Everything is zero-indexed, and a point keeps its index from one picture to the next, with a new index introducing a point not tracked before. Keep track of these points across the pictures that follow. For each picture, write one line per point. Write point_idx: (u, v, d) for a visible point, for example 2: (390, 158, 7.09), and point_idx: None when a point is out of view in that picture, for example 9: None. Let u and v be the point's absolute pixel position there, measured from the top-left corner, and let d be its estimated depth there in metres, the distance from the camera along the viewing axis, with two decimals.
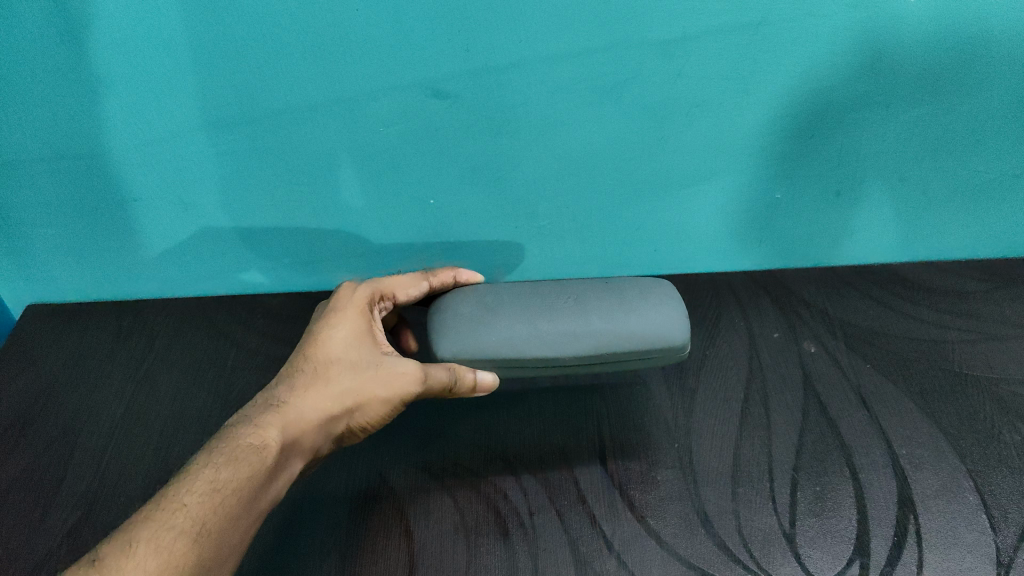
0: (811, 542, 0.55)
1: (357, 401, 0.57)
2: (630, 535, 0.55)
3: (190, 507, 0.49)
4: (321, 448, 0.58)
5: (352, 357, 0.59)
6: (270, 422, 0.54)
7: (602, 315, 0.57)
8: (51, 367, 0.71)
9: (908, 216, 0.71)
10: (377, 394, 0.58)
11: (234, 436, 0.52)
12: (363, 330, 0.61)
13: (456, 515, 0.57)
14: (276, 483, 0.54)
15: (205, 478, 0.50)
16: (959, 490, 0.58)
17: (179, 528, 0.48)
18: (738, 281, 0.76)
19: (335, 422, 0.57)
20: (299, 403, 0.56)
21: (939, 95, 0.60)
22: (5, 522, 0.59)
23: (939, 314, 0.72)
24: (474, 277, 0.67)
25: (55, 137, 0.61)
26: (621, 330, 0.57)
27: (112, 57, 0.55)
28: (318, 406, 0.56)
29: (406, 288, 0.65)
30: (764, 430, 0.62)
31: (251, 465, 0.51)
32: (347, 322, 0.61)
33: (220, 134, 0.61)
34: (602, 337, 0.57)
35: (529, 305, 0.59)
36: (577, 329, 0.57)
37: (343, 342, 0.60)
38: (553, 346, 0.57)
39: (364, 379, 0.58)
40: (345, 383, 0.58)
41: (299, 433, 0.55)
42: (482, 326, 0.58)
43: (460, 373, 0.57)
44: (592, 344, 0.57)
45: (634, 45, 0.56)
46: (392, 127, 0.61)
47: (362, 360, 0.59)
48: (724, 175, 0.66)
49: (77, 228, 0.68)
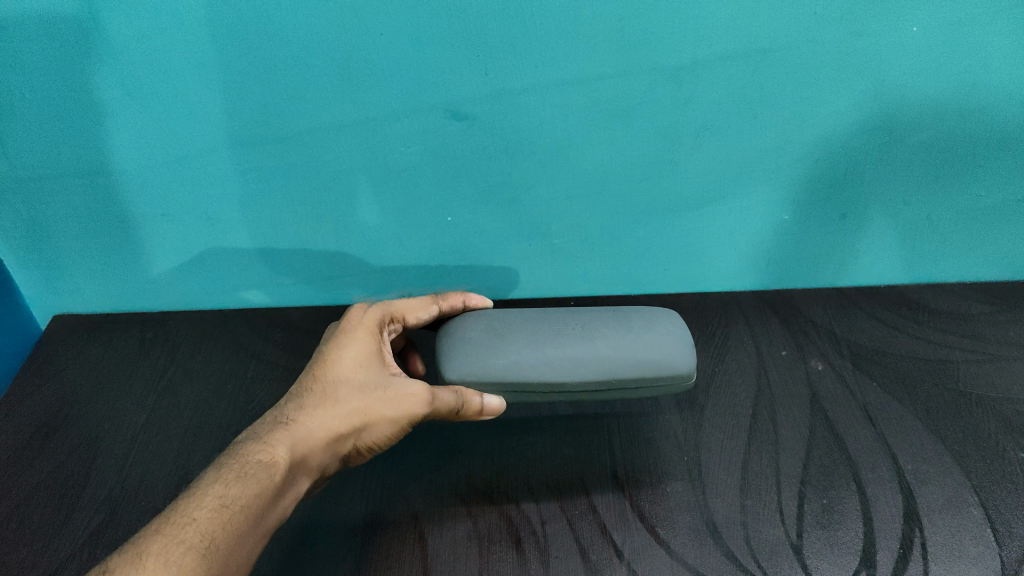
0: (817, 553, 0.55)
1: (365, 421, 0.58)
2: (640, 545, 0.56)
3: (199, 521, 0.49)
4: (329, 467, 0.58)
5: (361, 378, 0.59)
6: (279, 439, 0.55)
7: (611, 342, 0.59)
8: (76, 376, 0.73)
9: (911, 241, 0.72)
10: (385, 414, 0.58)
11: (244, 453, 0.53)
12: (373, 351, 0.61)
13: (469, 523, 0.58)
14: (284, 502, 0.54)
15: (214, 493, 0.51)
16: (963, 505, 0.58)
17: (188, 543, 0.48)
18: (746, 300, 0.78)
19: (342, 442, 0.58)
20: (307, 422, 0.56)
21: (945, 120, 0.62)
22: (28, 525, 0.60)
23: (944, 336, 0.73)
24: (484, 302, 0.69)
25: (88, 152, 0.63)
26: (629, 358, 0.58)
27: (144, 75, 0.58)
28: (326, 425, 0.57)
29: (416, 311, 0.66)
30: (772, 445, 0.63)
31: (259, 481, 0.51)
32: (356, 343, 0.61)
33: (246, 152, 0.64)
34: (611, 365, 0.58)
35: (538, 332, 0.60)
36: (585, 356, 0.58)
37: (353, 363, 0.60)
38: (560, 371, 0.58)
39: (373, 400, 0.58)
40: (353, 403, 0.58)
41: (306, 451, 0.55)
42: (491, 350, 0.59)
43: (468, 397, 0.57)
44: (600, 372, 0.58)
45: (646, 69, 0.58)
46: (412, 146, 0.63)
47: (370, 381, 0.59)
48: (732, 198, 0.68)
49: (104, 242, 0.71)
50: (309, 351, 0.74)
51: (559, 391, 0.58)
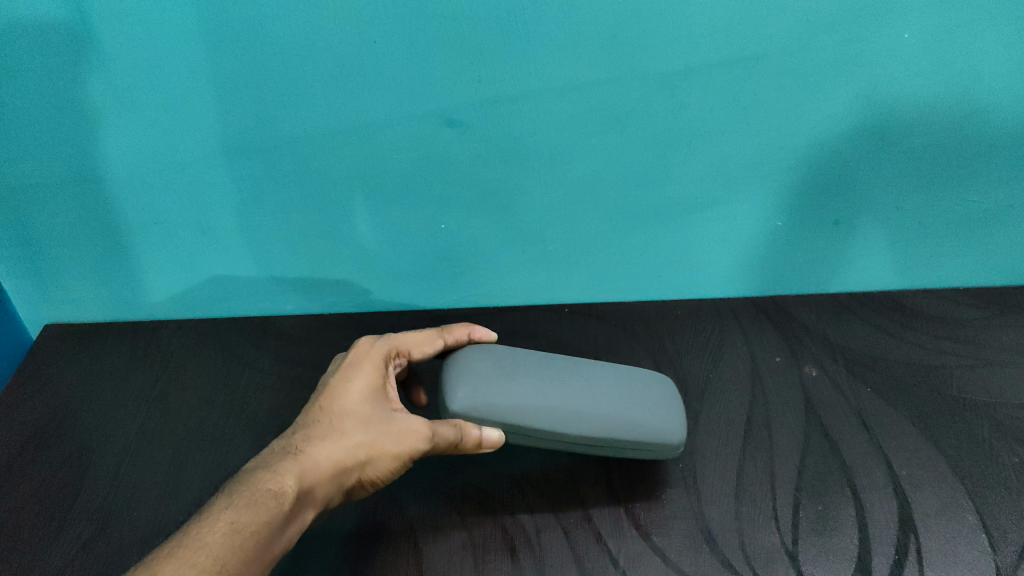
0: (813, 560, 0.55)
1: (370, 455, 0.56)
2: (635, 552, 0.56)
3: (211, 546, 0.47)
4: (332, 501, 0.55)
5: (366, 411, 0.58)
6: (287, 469, 0.52)
7: (613, 402, 0.59)
8: (68, 385, 0.72)
9: (904, 246, 0.72)
10: (389, 449, 0.56)
11: (255, 479, 0.51)
12: (378, 387, 0.60)
13: (464, 532, 0.58)
14: (288, 535, 0.52)
15: (226, 518, 0.48)
16: (958, 510, 0.58)
17: (201, 567, 0.46)
18: (740, 306, 0.77)
19: (346, 476, 0.55)
20: (314, 452, 0.54)
21: (936, 126, 0.63)
22: (20, 535, 0.59)
23: (938, 341, 0.73)
24: (488, 334, 0.68)
25: (79, 159, 0.63)
26: (634, 417, 0.58)
27: (136, 83, 0.58)
28: (332, 456, 0.54)
29: (421, 345, 0.65)
30: (766, 452, 0.63)
31: (270, 509, 0.49)
32: (362, 376, 0.60)
33: (239, 160, 0.63)
34: (617, 419, 0.58)
35: (543, 378, 0.60)
36: (591, 405, 0.58)
37: (358, 396, 0.59)
38: (560, 421, 0.57)
39: (378, 434, 0.56)
40: (359, 436, 0.56)
41: (312, 483, 0.53)
42: (493, 388, 0.59)
43: (465, 431, 0.57)
44: (605, 424, 0.58)
45: (638, 76, 0.59)
46: (405, 154, 0.63)
47: (375, 415, 0.58)
48: (725, 204, 0.68)
49: (96, 250, 0.70)
50: (302, 359, 0.74)
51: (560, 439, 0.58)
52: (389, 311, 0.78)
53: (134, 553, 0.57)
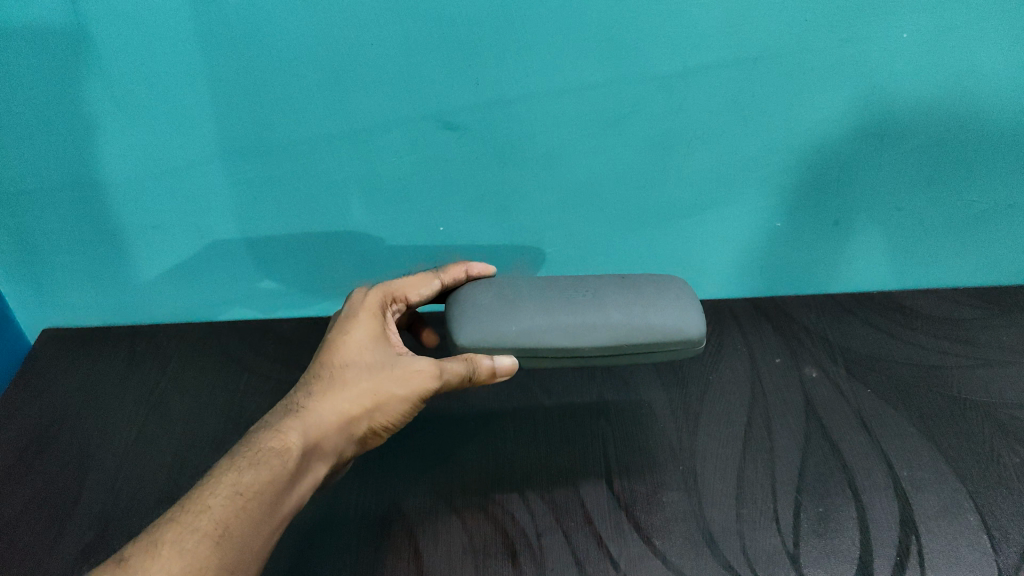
0: (815, 562, 0.55)
1: (376, 400, 0.57)
2: (637, 555, 0.56)
3: (214, 508, 0.49)
4: (344, 450, 0.57)
5: (367, 360, 0.59)
6: (291, 426, 0.54)
7: (622, 307, 0.56)
8: (68, 390, 0.71)
9: (903, 247, 0.72)
10: (394, 392, 0.57)
11: (257, 440, 0.53)
12: (378, 332, 0.60)
13: (464, 536, 0.58)
14: (300, 486, 0.54)
15: (228, 480, 0.50)
16: (959, 511, 0.58)
17: (202, 531, 0.48)
18: (738, 307, 0.77)
19: (354, 424, 0.57)
20: (318, 406, 0.56)
21: (935, 127, 0.63)
22: (20, 542, 0.58)
23: (938, 341, 0.73)
24: (487, 270, 0.64)
25: (76, 164, 0.63)
26: (640, 321, 0.55)
27: (133, 87, 0.58)
28: (337, 408, 0.56)
29: (417, 288, 0.63)
30: (767, 453, 0.63)
31: (272, 468, 0.51)
32: (360, 326, 0.60)
33: (236, 164, 0.63)
34: (621, 330, 0.55)
35: (548, 298, 0.57)
36: (595, 320, 0.55)
37: (358, 345, 0.59)
38: (573, 337, 0.55)
39: (381, 378, 0.58)
40: (362, 383, 0.57)
41: (318, 435, 0.55)
42: (500, 316, 0.56)
43: (475, 362, 0.55)
44: (611, 335, 0.55)
45: (637, 79, 0.59)
46: (402, 158, 0.63)
47: (377, 361, 0.59)
48: (724, 205, 0.68)
49: (94, 254, 0.70)
50: (299, 361, 0.73)
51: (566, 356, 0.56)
52: None
53: None
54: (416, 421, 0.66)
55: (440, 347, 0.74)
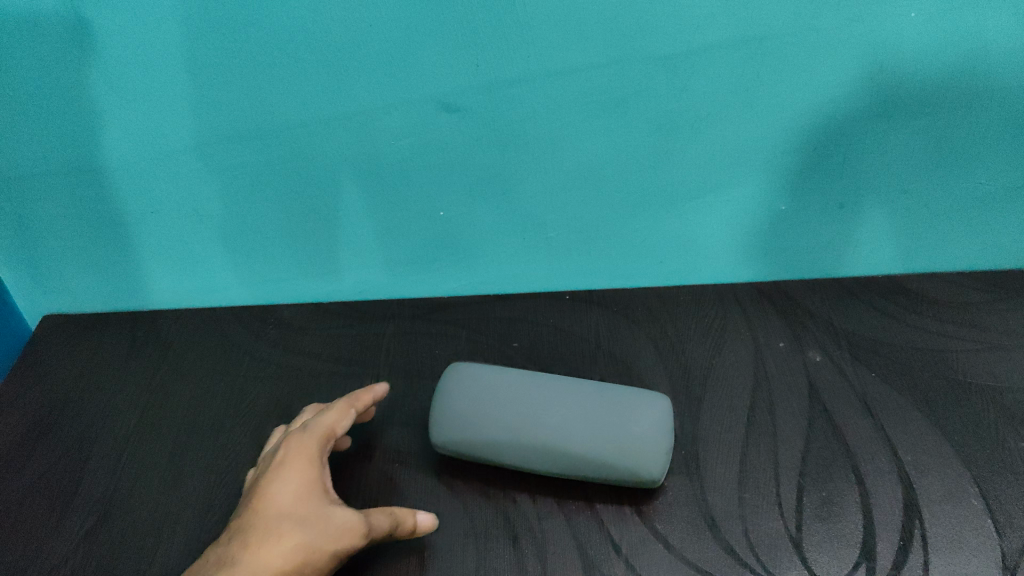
0: (817, 546, 0.54)
1: (307, 562, 0.48)
2: (638, 539, 0.55)
3: None
4: None
5: (299, 513, 0.50)
6: None
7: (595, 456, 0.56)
8: (68, 375, 0.71)
9: (908, 229, 0.72)
10: (327, 551, 0.49)
11: None
12: (313, 481, 0.52)
13: (466, 519, 0.57)
14: None
15: None
16: (963, 495, 0.56)
17: None
18: (743, 292, 0.76)
19: None
20: (247, 562, 0.48)
21: (939, 107, 0.62)
22: (21, 527, 0.58)
23: (943, 324, 0.71)
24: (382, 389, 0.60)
25: (75, 149, 0.63)
26: (617, 430, 0.55)
27: (128, 74, 0.58)
28: (265, 565, 0.48)
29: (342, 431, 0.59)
30: (770, 438, 0.61)
31: None
32: (291, 475, 0.52)
33: (235, 147, 0.63)
34: (603, 417, 0.56)
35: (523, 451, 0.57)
36: (579, 403, 0.57)
37: (289, 496, 0.51)
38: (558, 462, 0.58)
39: (313, 535, 0.49)
40: (295, 540, 0.49)
41: None
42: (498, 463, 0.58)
43: (400, 519, 0.52)
44: (583, 429, 0.56)
45: (639, 60, 0.59)
46: (401, 140, 0.63)
47: (309, 514, 0.50)
48: (727, 188, 0.68)
49: (95, 239, 0.70)
50: (298, 344, 0.72)
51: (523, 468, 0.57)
52: (388, 298, 0.76)
53: (135, 543, 0.56)
54: (418, 405, 0.65)
55: (439, 331, 0.72)
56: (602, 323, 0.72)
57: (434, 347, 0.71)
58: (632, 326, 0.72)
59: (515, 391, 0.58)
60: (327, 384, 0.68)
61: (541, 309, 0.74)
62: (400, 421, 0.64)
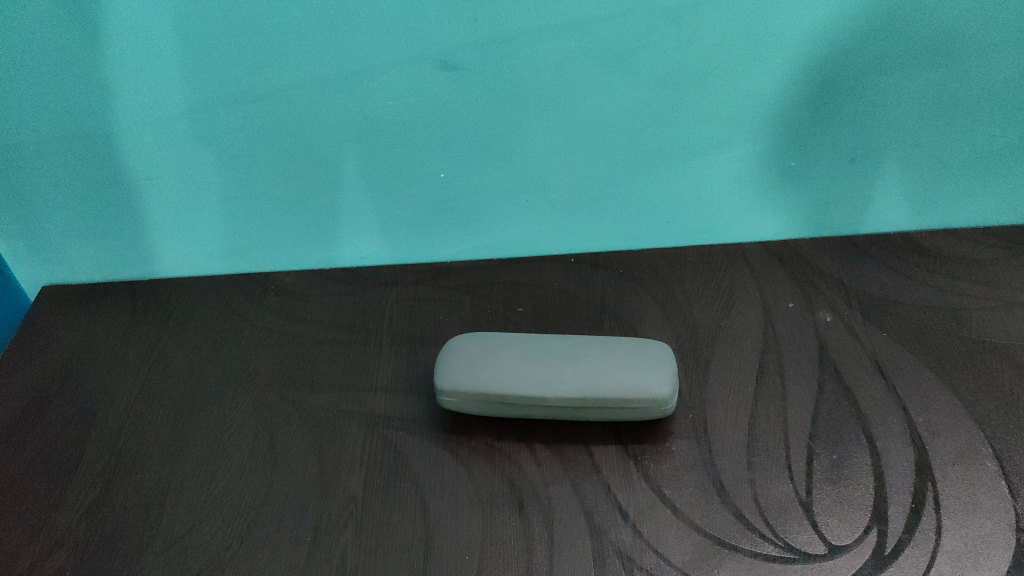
0: (827, 510, 0.53)
1: None
2: (646, 505, 0.54)
3: None
4: None
5: None
6: None
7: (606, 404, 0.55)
8: (68, 345, 0.70)
9: (923, 185, 0.70)
10: None
11: None
12: None
13: (472, 487, 0.56)
14: None
15: None
16: (977, 456, 0.55)
17: None
18: (752, 250, 0.73)
19: None
20: None
21: (953, 54, 0.61)
22: (25, 499, 0.58)
23: (957, 282, 0.69)
24: None
25: (66, 115, 0.62)
26: (624, 382, 0.55)
27: (114, 37, 0.57)
28: None
29: None
30: (780, 400, 0.60)
31: None
32: None
33: (229, 111, 0.62)
34: (608, 371, 0.56)
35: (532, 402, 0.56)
36: (582, 360, 0.56)
37: None
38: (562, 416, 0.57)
39: None
40: None
41: None
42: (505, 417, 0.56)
43: None
44: (590, 385, 0.55)
45: (643, 12, 0.57)
46: (399, 100, 0.62)
47: None
48: (735, 143, 0.66)
49: (92, 207, 0.69)
50: (300, 312, 0.71)
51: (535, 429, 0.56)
52: (389, 263, 0.75)
53: (139, 515, 0.56)
54: (422, 372, 0.64)
55: (442, 297, 0.71)
56: (607, 286, 0.71)
57: (437, 313, 0.69)
58: (638, 288, 0.70)
59: (516, 355, 0.57)
60: (329, 352, 0.67)
61: (545, 272, 0.73)
62: (404, 388, 0.63)
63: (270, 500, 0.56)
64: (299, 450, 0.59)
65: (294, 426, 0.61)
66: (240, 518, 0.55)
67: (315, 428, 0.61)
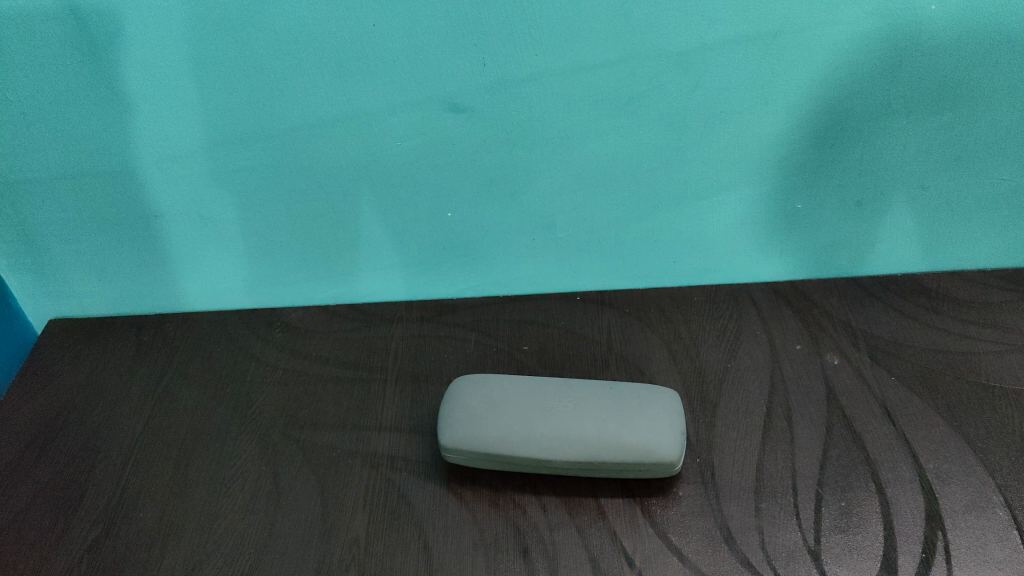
0: (836, 559, 0.52)
1: None
2: (652, 552, 0.53)
3: None
4: None
5: None
6: None
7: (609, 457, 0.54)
8: (73, 380, 0.70)
9: (930, 227, 0.70)
10: None
11: None
12: None
13: (475, 531, 0.55)
14: None
15: None
16: (987, 505, 0.55)
17: None
18: (759, 292, 0.73)
19: None
20: None
21: (958, 99, 0.61)
22: (25, 537, 0.58)
23: (966, 325, 0.68)
24: None
25: (78, 153, 0.62)
26: (628, 430, 0.55)
27: (129, 75, 0.58)
28: None
29: None
30: (788, 444, 0.60)
31: None
32: None
33: (238, 149, 0.62)
34: (613, 411, 0.56)
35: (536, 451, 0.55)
36: (587, 404, 0.57)
37: None
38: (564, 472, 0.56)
39: None
40: None
41: None
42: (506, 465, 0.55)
43: None
44: (595, 424, 0.55)
45: (650, 56, 0.58)
46: (407, 141, 0.62)
47: None
48: (742, 186, 0.66)
49: (101, 243, 0.69)
50: (305, 349, 0.71)
51: (539, 466, 0.56)
52: (395, 301, 0.75)
53: (139, 554, 0.56)
54: (427, 412, 0.64)
55: (448, 334, 0.71)
56: (613, 325, 0.71)
57: (442, 351, 0.69)
58: (644, 328, 0.70)
59: (523, 404, 0.57)
60: (334, 390, 0.67)
61: (551, 311, 0.73)
62: (409, 429, 0.63)
63: (271, 542, 0.56)
64: (302, 491, 0.59)
65: (297, 466, 0.61)
66: (241, 560, 0.55)
67: (319, 469, 0.61)
